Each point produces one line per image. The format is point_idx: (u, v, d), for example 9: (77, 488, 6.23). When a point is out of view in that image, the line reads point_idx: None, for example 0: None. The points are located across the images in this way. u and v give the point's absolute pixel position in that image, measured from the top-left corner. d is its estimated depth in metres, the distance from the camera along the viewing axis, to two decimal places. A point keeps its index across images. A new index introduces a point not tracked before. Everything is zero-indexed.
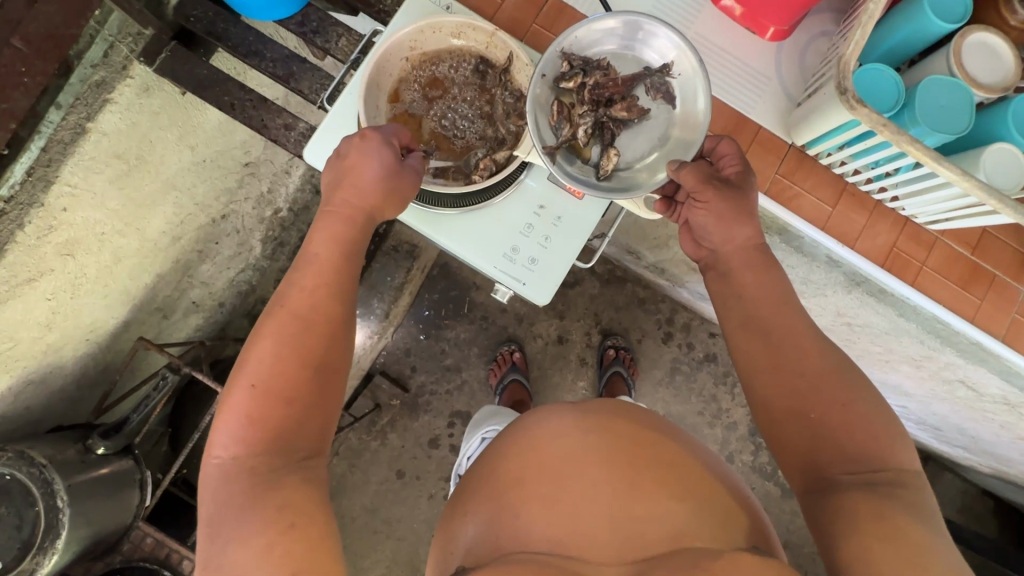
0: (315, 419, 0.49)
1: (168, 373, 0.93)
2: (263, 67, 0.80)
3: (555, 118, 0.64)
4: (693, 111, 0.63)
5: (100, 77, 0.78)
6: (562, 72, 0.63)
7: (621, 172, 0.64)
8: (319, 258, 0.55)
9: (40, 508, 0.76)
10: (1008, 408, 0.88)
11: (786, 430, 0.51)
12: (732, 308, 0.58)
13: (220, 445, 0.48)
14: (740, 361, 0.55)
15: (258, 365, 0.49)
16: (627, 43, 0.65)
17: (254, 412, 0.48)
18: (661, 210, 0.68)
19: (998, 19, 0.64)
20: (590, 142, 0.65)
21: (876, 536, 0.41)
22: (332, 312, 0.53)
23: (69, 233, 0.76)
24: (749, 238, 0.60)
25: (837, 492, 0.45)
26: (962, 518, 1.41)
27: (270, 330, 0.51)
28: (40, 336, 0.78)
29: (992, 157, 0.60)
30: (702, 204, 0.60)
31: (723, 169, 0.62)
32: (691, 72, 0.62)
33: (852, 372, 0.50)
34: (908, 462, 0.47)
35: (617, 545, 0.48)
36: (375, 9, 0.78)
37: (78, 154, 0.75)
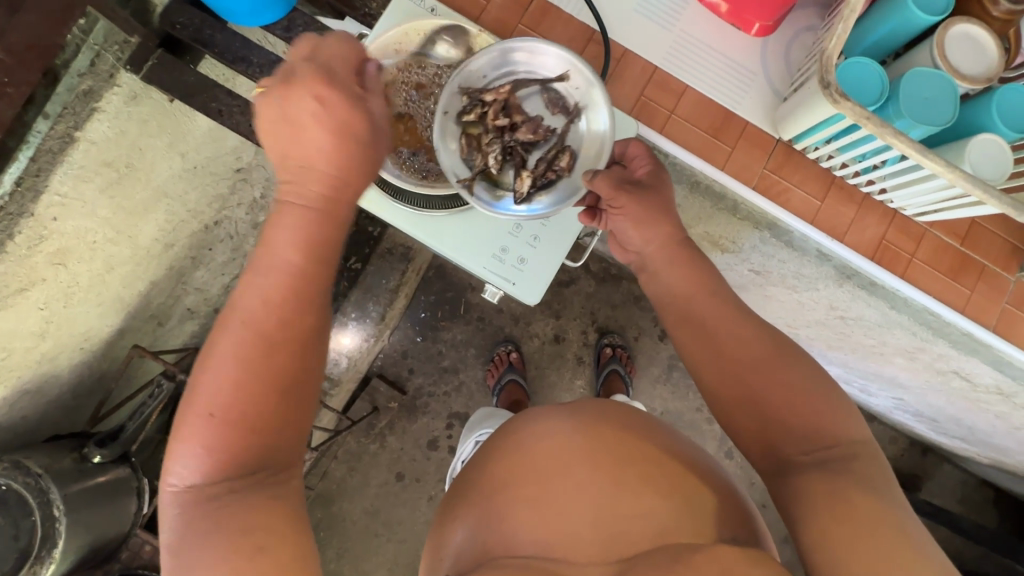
0: (281, 438, 0.48)
1: (163, 381, 0.93)
2: (250, 73, 0.80)
3: (466, 150, 0.68)
4: (597, 126, 0.68)
5: (87, 87, 0.76)
6: (464, 105, 0.68)
7: (538, 190, 0.69)
8: (284, 265, 0.50)
9: (36, 517, 0.75)
10: (1001, 398, 0.89)
11: (739, 420, 0.51)
12: (669, 308, 0.60)
13: (174, 474, 0.46)
14: (690, 358, 0.56)
15: (214, 392, 0.46)
16: (514, 69, 0.68)
17: (211, 442, 0.46)
18: (586, 220, 0.67)
19: (980, 9, 0.64)
20: (503, 168, 0.69)
21: (835, 517, 0.41)
22: (297, 323, 0.49)
23: (61, 242, 0.76)
24: (671, 234, 0.61)
25: (794, 474, 0.46)
26: (961, 508, 1.41)
27: (226, 345, 0.47)
28: (34, 345, 0.77)
29: (978, 148, 0.60)
30: (619, 210, 0.62)
31: (634, 171, 0.64)
32: (587, 85, 0.67)
33: (787, 354, 0.51)
34: (860, 434, 0.47)
35: (601, 544, 0.48)
36: (360, 13, 0.79)
37: (68, 163, 0.74)
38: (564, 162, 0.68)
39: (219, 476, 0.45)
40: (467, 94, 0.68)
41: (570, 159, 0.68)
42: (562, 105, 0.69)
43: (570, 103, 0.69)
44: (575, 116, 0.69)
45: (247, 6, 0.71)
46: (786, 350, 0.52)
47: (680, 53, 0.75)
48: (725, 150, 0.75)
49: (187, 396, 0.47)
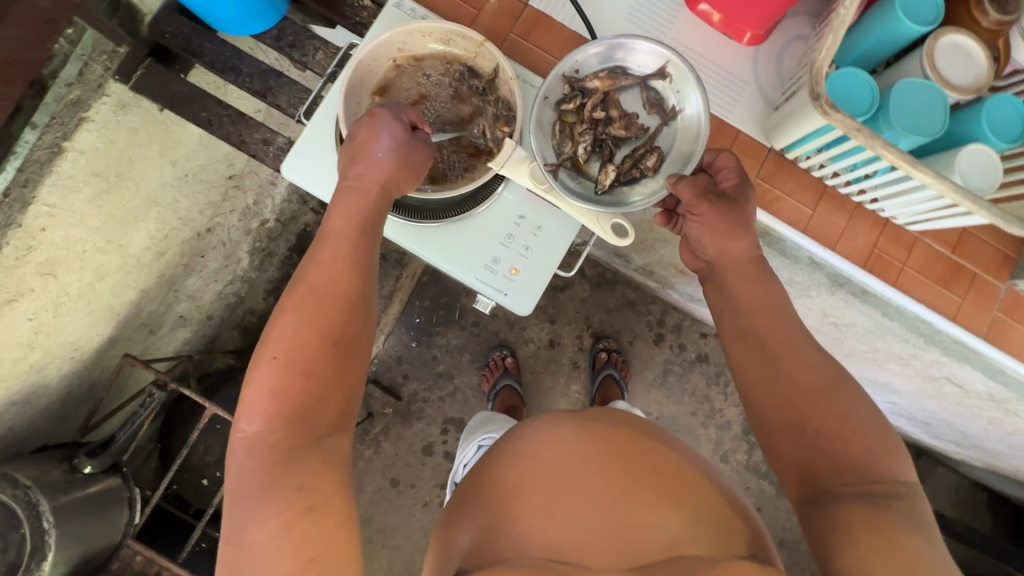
0: (333, 396, 0.49)
1: (154, 390, 0.93)
2: (239, 82, 0.80)
3: (557, 137, 0.68)
4: (691, 127, 0.67)
5: (76, 96, 0.76)
6: (563, 94, 0.67)
7: (620, 186, 0.68)
8: (333, 234, 0.55)
9: (26, 531, 0.74)
10: (994, 404, 0.89)
11: (783, 442, 0.52)
12: (727, 322, 0.60)
13: (247, 420, 0.48)
14: (740, 376, 0.56)
15: (277, 340, 0.50)
16: (619, 63, 0.68)
17: (276, 386, 0.48)
18: (663, 222, 0.71)
19: (970, 20, 0.64)
20: (591, 159, 0.69)
21: (872, 548, 0.42)
22: (347, 285, 0.53)
23: (50, 251, 0.75)
24: (745, 249, 0.60)
25: (835, 502, 0.46)
26: (955, 510, 1.42)
27: (290, 306, 0.51)
28: (22, 356, 0.77)
29: (967, 159, 0.60)
30: (698, 218, 0.62)
31: (719, 183, 0.63)
32: (686, 84, 0.66)
33: (846, 390, 0.51)
34: (904, 473, 0.47)
35: (615, 550, 0.48)
36: (351, 22, 0.77)
37: (55, 173, 0.73)
38: (652, 162, 0.67)
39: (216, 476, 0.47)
40: (569, 83, 0.67)
41: (658, 160, 0.67)
42: (659, 104, 0.68)
43: (669, 104, 0.68)
44: (672, 118, 0.68)
45: (237, 16, 0.70)
46: (840, 379, 0.52)
47: None
48: None
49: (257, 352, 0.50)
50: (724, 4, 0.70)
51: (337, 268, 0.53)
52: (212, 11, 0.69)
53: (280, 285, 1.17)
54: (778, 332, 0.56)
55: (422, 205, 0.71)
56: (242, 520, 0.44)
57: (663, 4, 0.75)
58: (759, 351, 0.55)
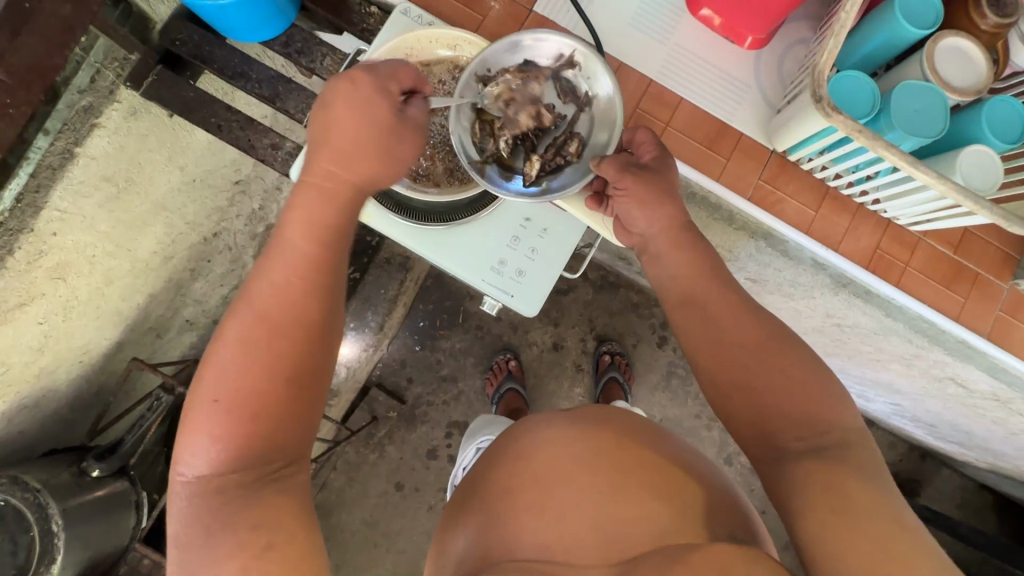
0: (292, 425, 0.49)
1: (162, 394, 0.93)
2: (248, 89, 0.81)
3: (479, 136, 0.66)
4: (607, 110, 0.66)
5: (88, 102, 0.77)
6: (478, 93, 0.65)
7: (547, 175, 0.67)
8: (298, 252, 0.52)
9: (35, 533, 0.75)
10: (998, 404, 0.89)
11: (734, 405, 0.52)
12: (668, 287, 0.60)
13: (186, 465, 0.47)
14: (687, 343, 0.56)
15: (217, 383, 0.47)
16: (527, 55, 0.66)
17: (217, 429, 0.46)
18: (594, 205, 0.66)
19: (969, 23, 0.65)
20: (514, 151, 0.68)
21: (831, 509, 0.42)
22: (304, 314, 0.51)
23: (60, 256, 0.75)
24: (672, 217, 0.60)
25: (787, 463, 0.46)
26: (961, 513, 1.41)
27: (235, 338, 0.49)
28: (32, 360, 0.77)
29: (967, 160, 0.61)
30: (624, 191, 0.60)
31: (642, 156, 0.63)
32: (594, 67, 0.65)
33: (781, 341, 0.52)
34: (852, 420, 0.48)
35: (601, 546, 0.48)
36: (358, 28, 0.78)
37: (66, 179, 0.74)
38: (574, 148, 0.67)
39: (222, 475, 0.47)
40: (481, 81, 0.65)
41: (579, 146, 0.67)
42: (571, 91, 0.67)
43: (581, 90, 0.67)
44: (587, 103, 0.67)
45: (247, 24, 0.71)
46: (777, 335, 0.52)
47: (674, 66, 0.76)
48: (720, 162, 0.76)
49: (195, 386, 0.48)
50: (726, 8, 0.71)
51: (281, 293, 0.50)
52: (223, 20, 0.70)
53: None
54: (716, 296, 0.56)
55: (430, 208, 0.71)
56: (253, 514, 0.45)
57: (666, 9, 0.76)
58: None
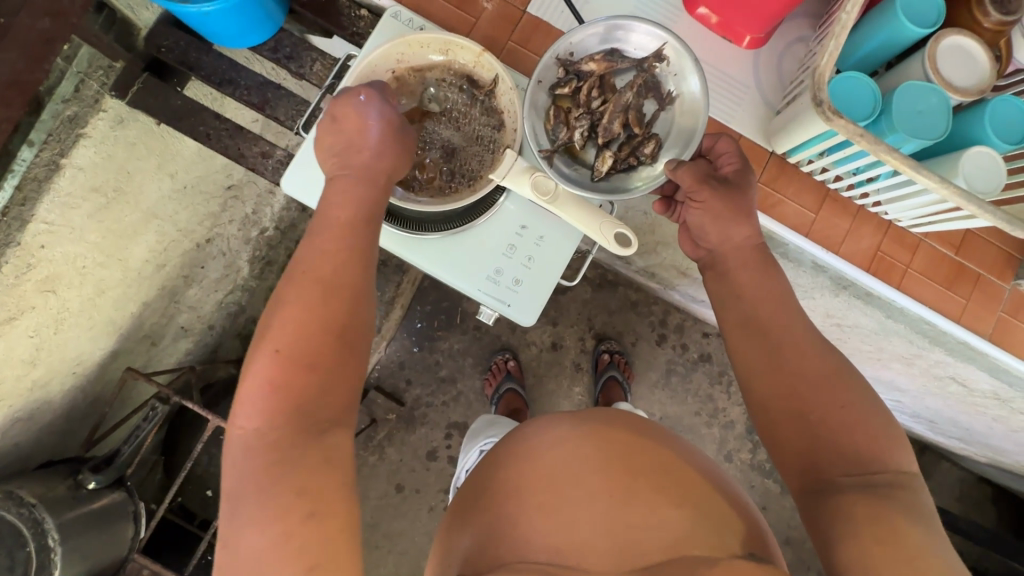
0: (338, 386, 0.50)
1: (157, 404, 0.92)
2: (237, 95, 0.79)
3: (552, 122, 0.68)
4: (690, 106, 0.67)
5: (72, 113, 0.76)
6: (559, 78, 0.67)
7: (617, 173, 0.69)
8: (338, 221, 0.55)
9: (32, 548, 0.74)
10: (999, 402, 0.89)
11: (786, 432, 0.52)
12: (731, 309, 0.59)
13: (244, 416, 0.48)
14: (742, 366, 0.56)
15: (282, 333, 0.49)
16: (617, 44, 0.68)
17: (277, 382, 0.48)
18: (661, 210, 0.71)
19: (972, 21, 0.64)
20: (587, 145, 0.69)
21: (876, 540, 0.42)
22: (351, 277, 0.53)
23: (50, 268, 0.74)
24: (748, 237, 0.61)
25: (834, 494, 0.46)
26: (961, 506, 1.42)
27: (294, 296, 0.51)
28: (25, 373, 0.76)
29: (970, 161, 0.60)
30: (699, 203, 0.61)
31: (721, 167, 0.63)
32: (680, 58, 0.66)
33: (850, 376, 0.52)
34: (905, 463, 0.47)
35: (615, 553, 0.48)
36: (348, 32, 0.77)
37: (53, 191, 0.73)
38: (649, 150, 0.67)
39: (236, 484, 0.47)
40: (564, 66, 0.67)
41: (655, 147, 0.68)
42: (654, 88, 0.68)
43: (666, 88, 0.69)
44: (670, 102, 0.68)
45: (234, 29, 0.70)
46: (842, 370, 0.52)
47: None
48: None
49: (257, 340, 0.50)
50: (724, 7, 0.69)
51: (337, 258, 0.53)
52: (210, 27, 0.68)
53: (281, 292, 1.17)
54: (780, 322, 0.56)
55: (422, 216, 0.70)
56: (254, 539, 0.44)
57: (662, 9, 0.75)
58: (763, 341, 0.55)
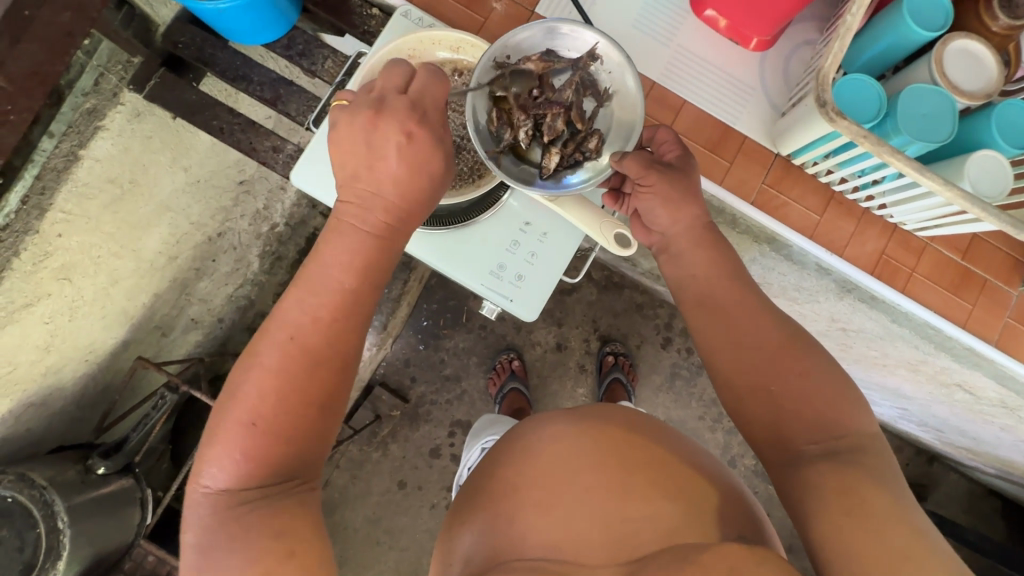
0: (316, 448, 0.51)
1: (166, 393, 0.94)
2: (250, 91, 0.81)
3: (496, 124, 0.64)
4: (629, 101, 0.64)
5: (91, 106, 0.78)
6: (496, 81, 0.63)
7: (564, 170, 0.65)
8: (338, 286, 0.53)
9: (41, 530, 0.76)
10: (1006, 411, 0.88)
11: (750, 407, 0.52)
12: (686, 289, 0.60)
13: (209, 477, 0.49)
14: (705, 344, 0.57)
15: (255, 405, 0.49)
16: (551, 45, 0.64)
17: (249, 451, 0.49)
18: (610, 202, 0.68)
19: (979, 25, 0.64)
20: (532, 144, 0.65)
21: (843, 511, 0.42)
22: (342, 348, 0.53)
23: (65, 257, 0.76)
24: (695, 216, 0.60)
25: (803, 466, 0.46)
26: (968, 518, 1.40)
27: (273, 368, 0.50)
28: (39, 359, 0.78)
29: (975, 165, 0.59)
30: (647, 187, 0.61)
31: (664, 155, 0.63)
32: (614, 53, 0.63)
33: (804, 345, 0.52)
34: (868, 428, 0.47)
35: (609, 545, 0.48)
36: (359, 31, 0.78)
37: (70, 181, 0.76)
38: (593, 144, 0.64)
39: (242, 481, 0.48)
40: (500, 67, 0.63)
41: (599, 142, 0.64)
42: (590, 86, 0.65)
43: (603, 86, 0.65)
44: (608, 99, 0.65)
45: (249, 27, 0.72)
46: (800, 342, 0.52)
47: (679, 68, 0.75)
48: (723, 166, 0.75)
49: (227, 404, 0.50)
50: (731, 9, 0.70)
51: (355, 271, 0.53)
52: (226, 24, 0.70)
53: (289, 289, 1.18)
54: (732, 298, 0.57)
55: (430, 211, 0.71)
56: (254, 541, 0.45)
57: (669, 11, 0.76)
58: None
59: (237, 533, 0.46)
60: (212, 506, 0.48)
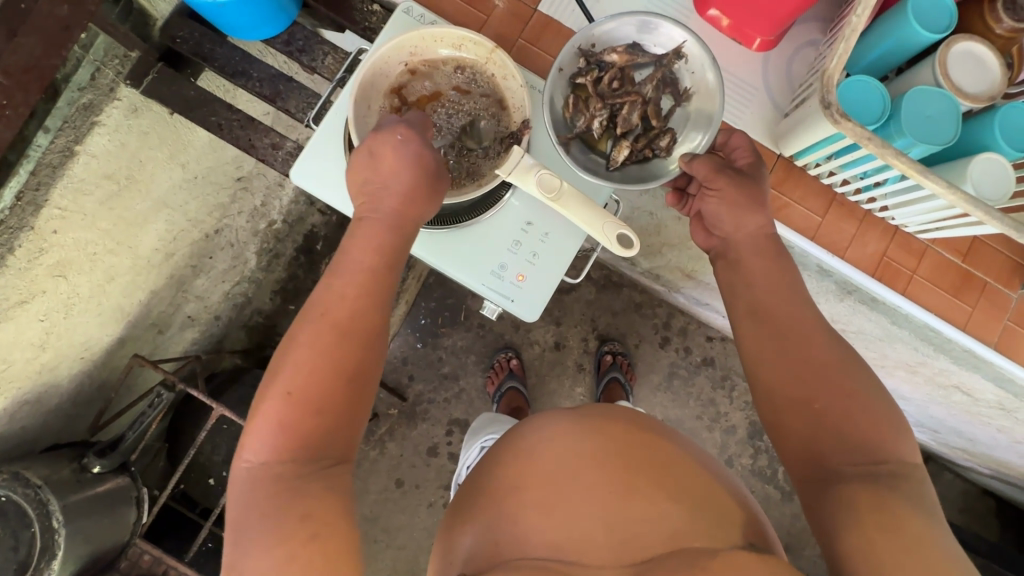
0: (343, 426, 0.51)
1: (163, 391, 0.94)
2: (249, 87, 0.80)
3: (571, 110, 0.68)
4: (707, 103, 0.66)
5: (88, 100, 0.78)
6: (581, 69, 0.67)
7: (631, 164, 0.68)
8: (359, 266, 0.56)
9: (36, 529, 0.75)
10: (1003, 413, 0.89)
11: (790, 422, 0.51)
12: (738, 297, 0.60)
13: (249, 450, 0.49)
14: (750, 353, 0.56)
15: (290, 375, 0.50)
16: (640, 39, 0.68)
17: (284, 420, 0.49)
18: (672, 202, 0.70)
19: (984, 28, 0.64)
20: (605, 135, 0.69)
21: (877, 528, 0.42)
22: (366, 321, 0.54)
23: (61, 254, 0.75)
24: (761, 225, 0.61)
25: (840, 483, 0.46)
26: (963, 518, 1.40)
27: (305, 338, 0.52)
28: (34, 357, 0.77)
29: (978, 168, 0.59)
30: (714, 192, 0.61)
31: (735, 161, 0.63)
32: (698, 54, 0.65)
33: (856, 364, 0.52)
34: (909, 456, 0.47)
35: (614, 548, 0.48)
36: (360, 27, 0.78)
37: (67, 177, 0.74)
38: (665, 142, 0.67)
39: (271, 462, 0.48)
40: (585, 57, 0.67)
41: (670, 141, 0.67)
42: (670, 83, 0.68)
43: (683, 85, 0.68)
44: (686, 99, 0.68)
45: (248, 22, 0.71)
46: (852, 360, 0.52)
47: None
48: None
49: (267, 379, 0.51)
50: (734, 9, 0.69)
51: (360, 279, 0.55)
52: (226, 19, 0.69)
53: None
54: (783, 312, 0.56)
55: None
56: (258, 544, 0.45)
57: (672, 10, 0.75)
58: (770, 328, 0.56)
59: (240, 534, 0.46)
60: (250, 481, 0.49)
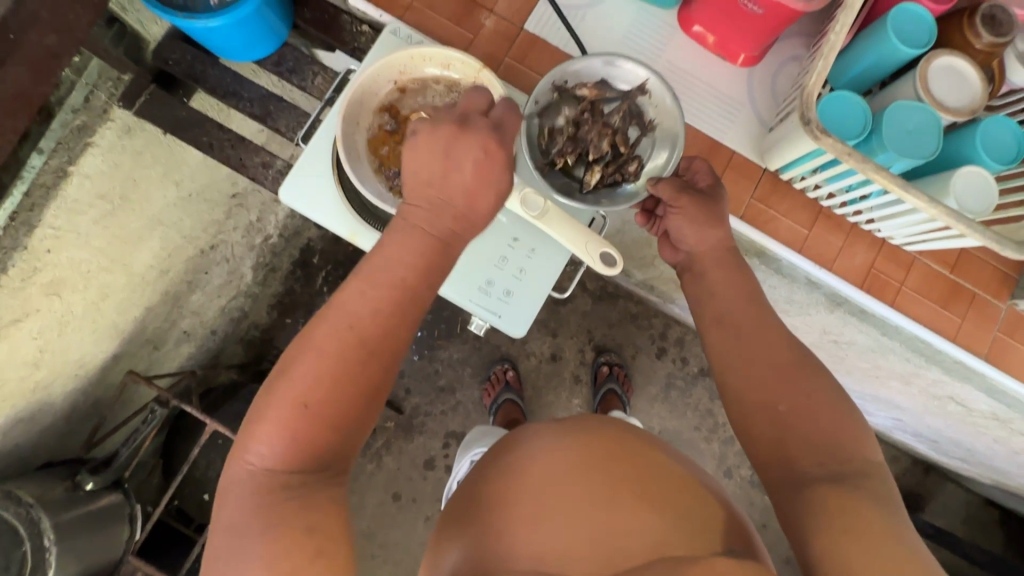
0: (351, 435, 0.50)
1: (156, 408, 0.92)
2: (241, 107, 0.83)
3: (546, 139, 0.69)
4: (669, 133, 0.68)
5: (81, 123, 0.79)
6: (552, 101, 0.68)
7: (603, 189, 0.69)
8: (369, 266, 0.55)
9: (28, 548, 0.74)
10: (998, 423, 0.88)
11: (755, 425, 0.51)
12: (706, 305, 0.60)
13: (255, 453, 0.48)
14: (718, 363, 0.56)
15: (310, 385, 0.48)
16: (607, 75, 0.69)
17: (295, 427, 0.48)
18: (642, 222, 0.71)
19: (963, 43, 0.64)
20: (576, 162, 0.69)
21: (843, 530, 0.42)
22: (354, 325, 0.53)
23: (55, 273, 0.76)
24: (721, 238, 0.61)
25: (805, 489, 0.46)
26: (965, 528, 1.39)
27: (317, 344, 0.50)
28: (28, 375, 0.77)
29: (961, 181, 0.60)
30: (677, 210, 0.62)
31: (697, 183, 0.65)
32: (661, 93, 0.67)
33: (811, 365, 0.52)
34: (873, 454, 0.48)
35: (597, 560, 0.47)
36: (349, 48, 0.80)
37: (60, 198, 0.76)
38: (633, 168, 0.68)
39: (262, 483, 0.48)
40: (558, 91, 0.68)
41: (638, 166, 0.68)
42: (636, 115, 0.69)
43: (648, 116, 0.69)
44: (652, 129, 0.69)
45: (240, 44, 0.72)
46: (809, 360, 0.53)
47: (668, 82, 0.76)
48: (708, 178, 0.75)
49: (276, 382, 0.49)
50: (718, 25, 0.70)
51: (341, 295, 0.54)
52: (219, 43, 0.71)
53: (283, 300, 1.17)
54: (756, 322, 0.56)
55: None
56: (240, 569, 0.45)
57: (657, 27, 0.76)
58: (738, 335, 0.56)
59: (225, 554, 0.46)
60: (253, 488, 0.48)
